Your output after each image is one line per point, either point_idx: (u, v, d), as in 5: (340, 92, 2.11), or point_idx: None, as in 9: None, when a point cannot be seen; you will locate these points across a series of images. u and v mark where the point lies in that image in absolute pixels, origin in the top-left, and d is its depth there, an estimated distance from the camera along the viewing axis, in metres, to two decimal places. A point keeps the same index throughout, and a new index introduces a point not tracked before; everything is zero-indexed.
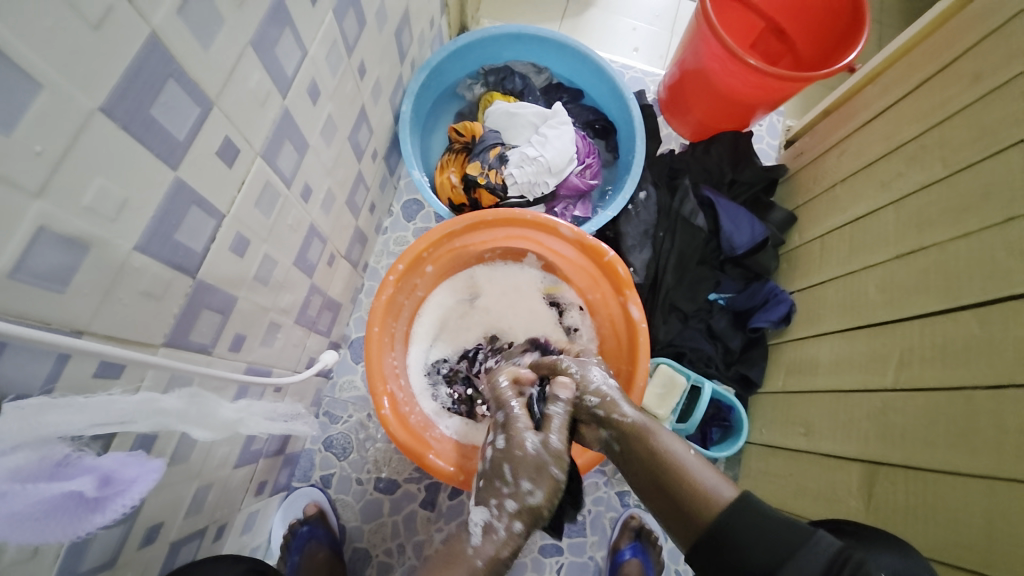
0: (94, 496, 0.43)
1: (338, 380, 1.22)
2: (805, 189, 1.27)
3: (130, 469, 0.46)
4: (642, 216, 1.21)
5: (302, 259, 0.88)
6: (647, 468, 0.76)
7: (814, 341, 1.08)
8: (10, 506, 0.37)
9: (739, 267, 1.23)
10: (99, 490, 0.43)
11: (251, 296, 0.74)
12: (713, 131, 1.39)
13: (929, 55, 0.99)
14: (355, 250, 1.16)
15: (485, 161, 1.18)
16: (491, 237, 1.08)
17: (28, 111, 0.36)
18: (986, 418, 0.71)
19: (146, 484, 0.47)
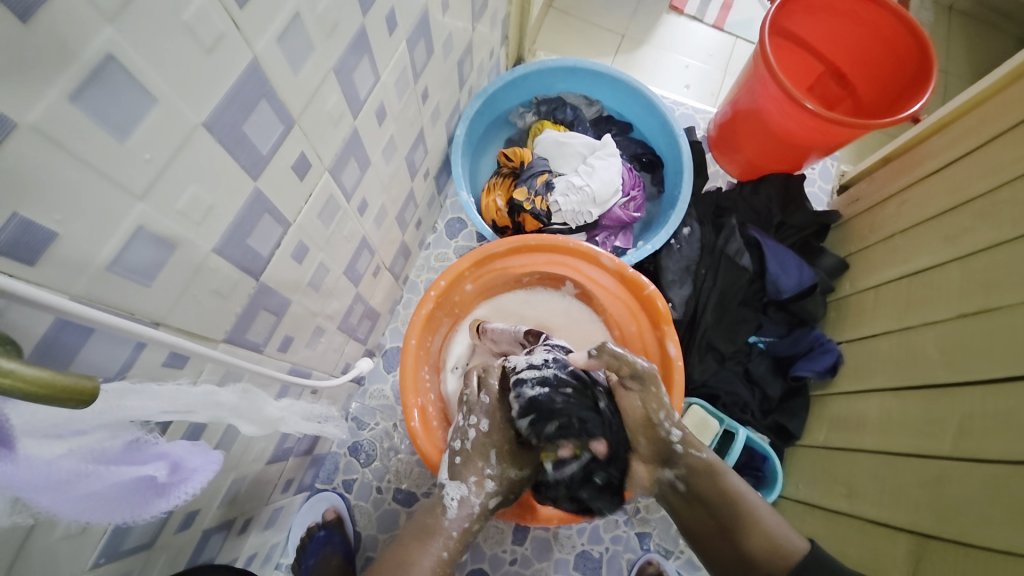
0: (163, 482, 0.45)
1: (369, 387, 1.25)
2: (858, 237, 1.23)
3: (195, 458, 0.49)
4: (684, 251, 1.19)
5: (351, 269, 0.92)
6: (710, 495, 0.86)
7: (863, 397, 1.02)
8: (88, 486, 0.39)
9: (782, 311, 1.18)
10: (168, 476, 0.46)
11: (303, 300, 0.77)
12: (763, 171, 1.37)
13: (1005, 109, 0.95)
14: (398, 262, 1.20)
15: (532, 186, 1.21)
16: (531, 260, 1.10)
17: (143, 123, 0.40)
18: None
19: (206, 475, 0.49)
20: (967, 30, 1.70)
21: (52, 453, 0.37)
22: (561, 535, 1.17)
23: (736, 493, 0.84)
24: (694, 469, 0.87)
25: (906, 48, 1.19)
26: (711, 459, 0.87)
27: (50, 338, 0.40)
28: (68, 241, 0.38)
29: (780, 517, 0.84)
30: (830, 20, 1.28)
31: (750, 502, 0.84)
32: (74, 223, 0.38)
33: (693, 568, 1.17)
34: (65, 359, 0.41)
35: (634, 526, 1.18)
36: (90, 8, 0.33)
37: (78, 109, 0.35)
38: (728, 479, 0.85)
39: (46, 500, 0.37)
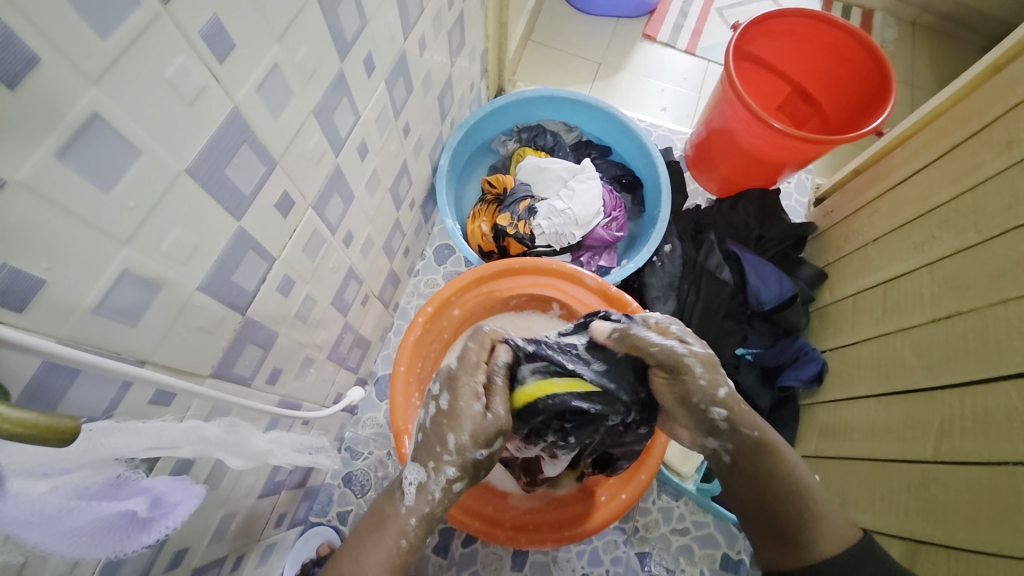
0: (145, 517, 0.45)
1: (362, 416, 1.25)
2: (835, 247, 1.26)
3: (177, 492, 0.49)
4: (667, 268, 1.21)
5: (338, 300, 0.94)
6: (749, 478, 0.79)
7: (849, 404, 1.03)
8: (73, 521, 0.40)
9: (767, 321, 1.20)
10: (149, 511, 0.46)
11: (290, 333, 0.79)
12: (740, 187, 1.41)
13: (959, 121, 1.00)
14: (387, 290, 1.22)
15: (515, 212, 1.24)
16: (517, 283, 1.13)
17: (128, 174, 0.42)
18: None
19: (189, 509, 0.49)
20: (927, 47, 1.79)
21: (37, 490, 0.39)
22: (561, 558, 1.16)
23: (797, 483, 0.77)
24: (740, 450, 0.79)
25: (866, 67, 1.26)
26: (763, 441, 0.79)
27: (36, 382, 0.41)
28: (55, 287, 0.40)
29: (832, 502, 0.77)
30: (792, 45, 1.34)
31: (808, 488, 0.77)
32: (61, 272, 0.40)
33: None
34: (50, 401, 0.43)
35: (634, 547, 1.17)
36: (75, 73, 0.36)
37: (63, 164, 0.37)
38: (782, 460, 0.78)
39: (35, 535, 0.37)
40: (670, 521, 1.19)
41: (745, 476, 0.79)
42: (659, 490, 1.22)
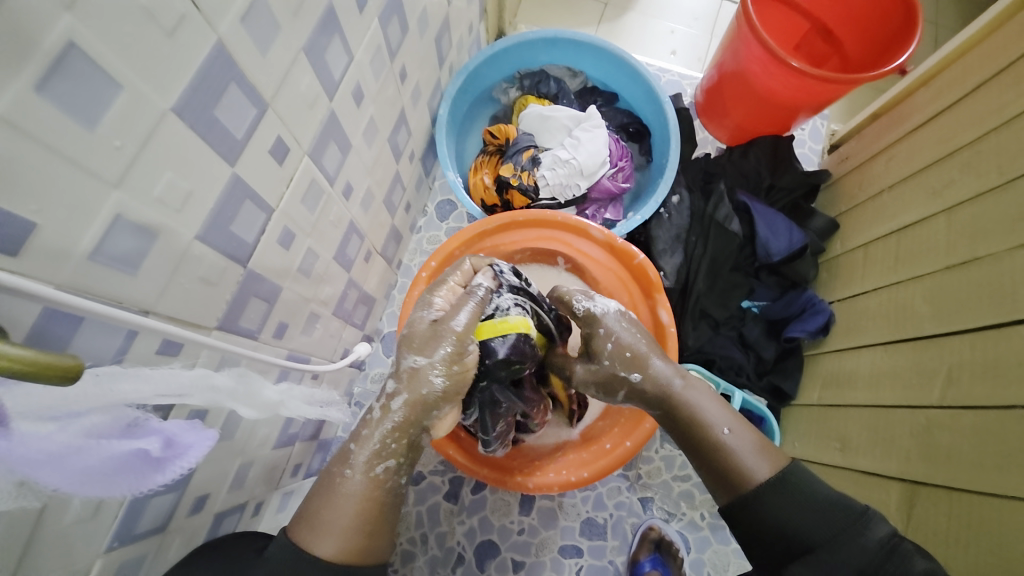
0: (158, 457, 0.46)
1: (370, 372, 1.27)
2: (848, 195, 1.22)
3: (189, 435, 0.50)
4: (674, 220, 1.18)
5: (341, 255, 0.93)
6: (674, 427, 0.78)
7: (855, 354, 1.03)
8: (85, 460, 0.41)
9: (775, 274, 1.19)
10: (163, 451, 0.47)
11: (294, 288, 0.78)
12: (752, 136, 1.36)
13: (989, 56, 0.94)
14: (389, 247, 1.20)
15: (518, 163, 1.20)
16: (521, 237, 1.10)
17: (111, 111, 0.40)
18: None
19: (202, 451, 0.50)
20: None
21: (46, 431, 0.39)
22: (566, 503, 1.20)
23: (712, 429, 0.74)
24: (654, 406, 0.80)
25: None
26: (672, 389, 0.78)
27: (39, 329, 0.40)
28: (48, 232, 0.38)
29: (751, 446, 0.71)
30: None
31: (721, 437, 0.73)
32: (54, 216, 0.38)
33: (695, 528, 1.20)
34: (55, 350, 0.42)
35: (637, 491, 1.22)
36: None
37: (42, 98, 0.35)
38: (691, 405, 0.76)
39: (47, 474, 0.38)
40: (672, 467, 1.23)
41: (673, 431, 0.78)
42: (662, 439, 1.24)
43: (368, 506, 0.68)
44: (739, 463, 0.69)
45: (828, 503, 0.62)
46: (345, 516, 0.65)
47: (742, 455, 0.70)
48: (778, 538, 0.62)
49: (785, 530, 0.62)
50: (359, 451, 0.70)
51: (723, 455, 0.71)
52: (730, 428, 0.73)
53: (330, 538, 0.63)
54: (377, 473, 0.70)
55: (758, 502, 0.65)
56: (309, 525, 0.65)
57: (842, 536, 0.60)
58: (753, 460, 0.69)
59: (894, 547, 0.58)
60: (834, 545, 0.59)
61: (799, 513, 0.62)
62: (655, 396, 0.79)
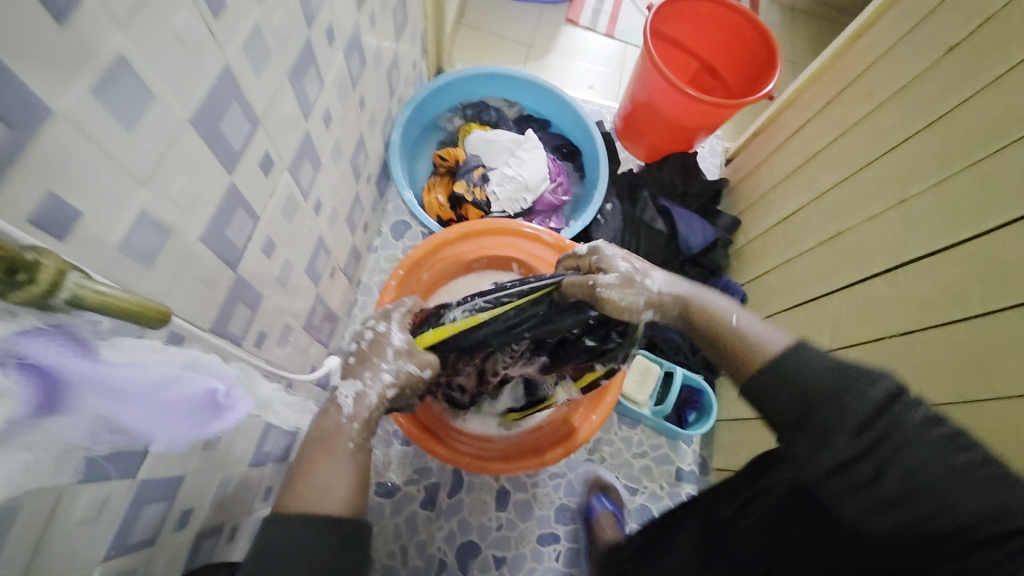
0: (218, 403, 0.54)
1: (335, 392, 1.27)
2: (744, 198, 1.47)
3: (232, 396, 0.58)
4: (610, 225, 1.35)
5: (311, 268, 0.98)
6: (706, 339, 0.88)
7: (766, 324, 1.24)
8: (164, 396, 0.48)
9: (696, 265, 1.37)
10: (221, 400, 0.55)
11: (273, 296, 0.82)
12: (664, 153, 1.59)
13: (832, 82, 1.24)
14: (350, 265, 1.25)
15: (470, 180, 1.33)
16: (478, 246, 1.21)
17: (145, 118, 0.46)
18: (940, 284, 0.84)
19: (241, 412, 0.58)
20: (805, 29, 2.09)
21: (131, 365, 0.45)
22: (540, 493, 1.27)
23: (726, 319, 0.86)
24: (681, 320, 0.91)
25: (756, 44, 1.47)
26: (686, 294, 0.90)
27: None
28: (87, 222, 0.43)
29: (756, 330, 0.82)
30: (696, 25, 1.54)
31: (731, 324, 0.85)
32: (91, 208, 0.43)
33: (657, 499, 1.30)
34: None
35: (601, 472, 1.31)
36: (107, 16, 0.39)
37: (97, 102, 0.40)
38: (712, 312, 0.88)
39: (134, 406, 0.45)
40: (630, 447, 1.35)
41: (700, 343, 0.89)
42: (618, 423, 1.37)
43: (359, 479, 0.75)
44: (751, 340, 0.81)
45: (830, 369, 0.71)
46: (343, 484, 0.73)
47: (759, 335, 0.81)
48: (783, 400, 0.72)
49: (801, 380, 0.71)
50: (348, 424, 0.78)
51: (742, 339, 0.82)
52: (738, 317, 0.86)
53: (332, 501, 0.70)
54: (360, 448, 0.78)
55: (784, 360, 0.75)
56: (300, 495, 0.70)
57: (843, 392, 0.67)
58: (771, 336, 0.81)
59: (889, 406, 0.65)
60: (834, 395, 0.68)
61: (805, 372, 0.72)
62: (669, 302, 0.89)
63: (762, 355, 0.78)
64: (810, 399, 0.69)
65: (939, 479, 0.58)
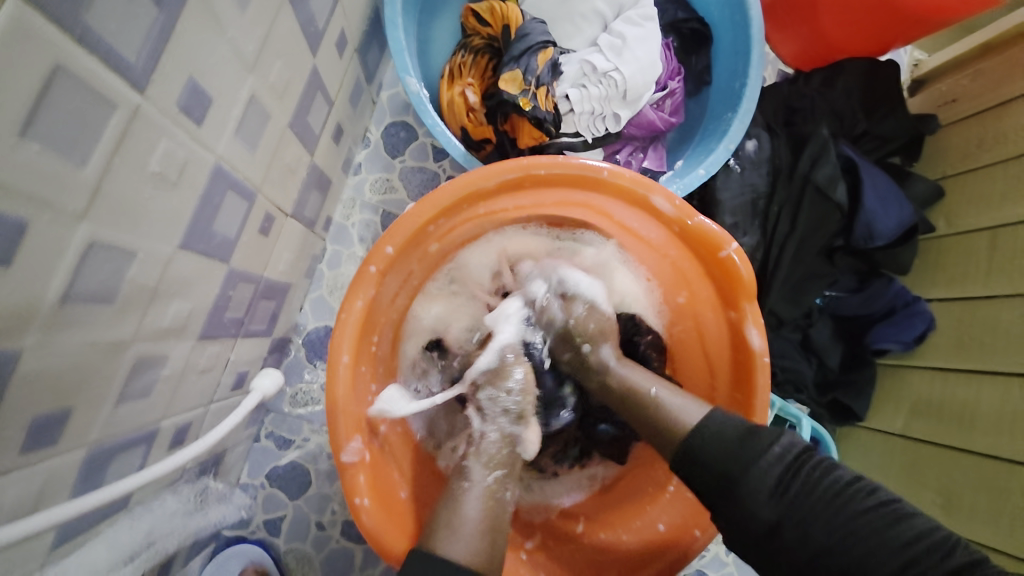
0: None
1: (287, 389, 0.80)
2: (962, 153, 0.88)
3: None
4: (748, 176, 0.82)
5: (198, 238, 0.47)
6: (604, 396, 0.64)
7: (973, 380, 0.78)
8: None
9: (853, 257, 0.87)
10: None
11: (45, 338, 0.34)
12: (838, 56, 0.91)
13: None
14: (312, 200, 0.73)
15: (531, 69, 0.73)
16: (535, 201, 0.65)
17: None
18: None
19: None
20: None
21: None
22: None
23: (642, 391, 0.59)
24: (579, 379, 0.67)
25: None
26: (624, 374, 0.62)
27: None
28: None
29: (669, 394, 0.58)
30: None
31: (646, 398, 0.58)
32: None
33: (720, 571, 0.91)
34: None
35: None
36: None
37: None
38: (632, 382, 0.60)
39: None
40: None
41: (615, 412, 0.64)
42: None
43: (492, 526, 0.53)
44: (671, 412, 0.56)
45: (737, 436, 0.52)
46: (471, 522, 0.52)
47: (674, 412, 0.56)
48: (718, 475, 0.51)
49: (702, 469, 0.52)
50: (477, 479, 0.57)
51: (667, 414, 0.56)
52: (659, 387, 0.59)
53: (460, 539, 0.50)
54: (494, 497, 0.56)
55: (697, 445, 0.52)
56: (431, 534, 0.51)
57: (748, 465, 0.49)
58: (686, 406, 0.56)
59: (802, 461, 0.49)
60: (737, 471, 0.50)
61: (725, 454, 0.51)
62: (614, 390, 0.62)
63: (682, 437, 0.54)
64: (704, 473, 0.51)
65: (831, 518, 0.46)
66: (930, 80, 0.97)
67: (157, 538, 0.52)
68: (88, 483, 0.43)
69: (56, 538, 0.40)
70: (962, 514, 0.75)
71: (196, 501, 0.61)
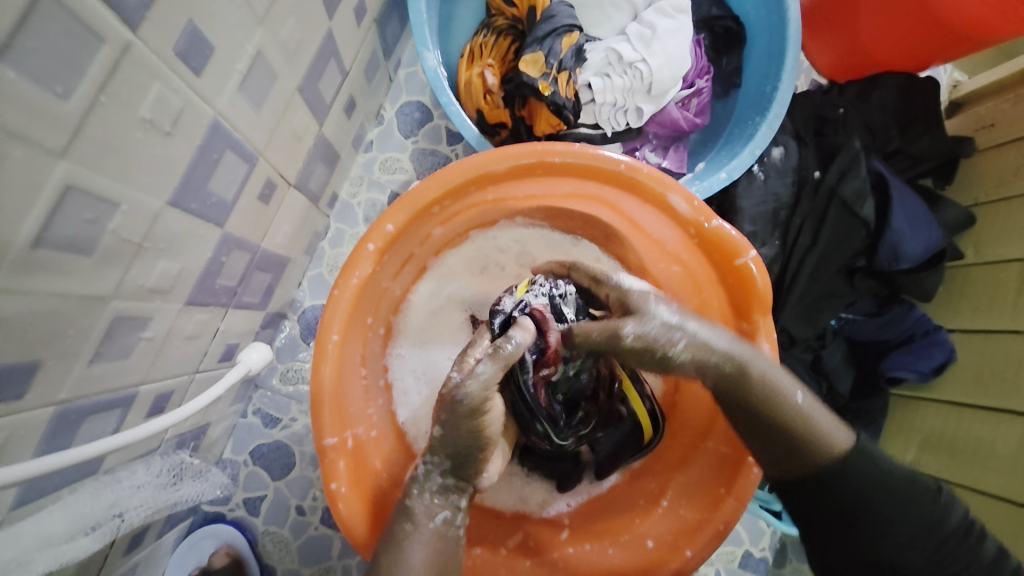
0: None
1: (280, 366, 0.78)
2: (998, 179, 0.83)
3: None
4: (772, 185, 0.79)
5: (191, 197, 0.44)
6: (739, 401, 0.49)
7: (990, 419, 0.74)
8: None
9: (873, 278, 0.83)
10: None
11: (13, 284, 0.32)
12: (876, 69, 0.87)
13: None
14: (317, 173, 0.70)
15: (553, 52, 0.71)
16: (545, 191, 0.62)
17: None
18: None
19: None
20: None
21: None
22: None
23: (785, 400, 0.48)
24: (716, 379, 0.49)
25: None
26: (740, 355, 0.49)
27: None
28: None
29: (818, 408, 0.50)
30: None
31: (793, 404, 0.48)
32: None
33: None
34: None
35: None
36: None
37: None
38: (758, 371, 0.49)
39: None
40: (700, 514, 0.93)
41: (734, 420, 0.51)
42: None
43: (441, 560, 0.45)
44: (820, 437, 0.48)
45: (899, 481, 0.48)
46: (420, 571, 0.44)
47: (827, 434, 0.48)
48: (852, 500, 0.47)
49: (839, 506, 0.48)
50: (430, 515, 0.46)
51: (813, 433, 0.48)
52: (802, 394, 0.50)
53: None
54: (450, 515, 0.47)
55: (839, 481, 0.48)
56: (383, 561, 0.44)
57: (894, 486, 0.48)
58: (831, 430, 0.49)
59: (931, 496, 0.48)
60: (871, 495, 0.47)
61: (882, 491, 0.47)
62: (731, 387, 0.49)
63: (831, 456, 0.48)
64: (841, 494, 0.48)
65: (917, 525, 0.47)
66: (969, 101, 0.91)
67: (126, 509, 0.48)
68: (54, 443, 0.41)
69: (15, 499, 0.39)
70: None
71: (171, 475, 0.57)
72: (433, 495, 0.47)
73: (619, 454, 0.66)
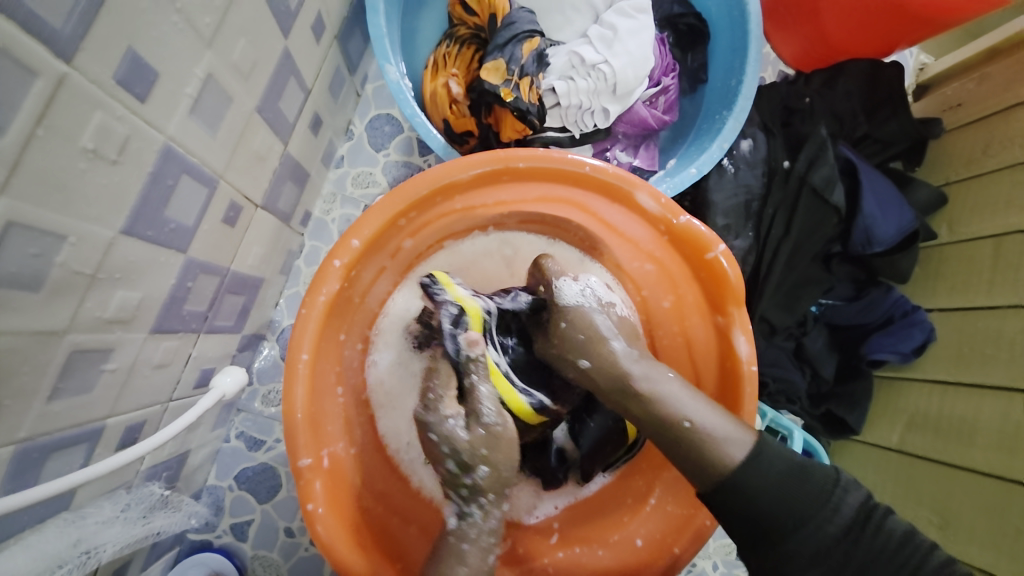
0: None
1: (261, 387, 0.77)
2: (967, 158, 0.84)
3: None
4: (743, 177, 0.79)
5: (147, 224, 0.44)
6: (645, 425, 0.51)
7: (974, 397, 0.74)
8: None
9: (850, 263, 0.84)
10: None
11: None
12: (840, 57, 0.88)
13: None
14: (287, 192, 0.70)
15: (514, 57, 0.71)
16: (512, 197, 0.62)
17: None
18: None
19: None
20: None
21: None
22: None
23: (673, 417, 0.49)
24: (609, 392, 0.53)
25: None
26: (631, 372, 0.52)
27: None
28: None
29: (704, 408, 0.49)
30: None
31: (679, 428, 0.48)
32: None
33: None
34: None
35: None
36: None
37: None
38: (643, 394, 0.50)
39: None
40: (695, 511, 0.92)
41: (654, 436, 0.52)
42: None
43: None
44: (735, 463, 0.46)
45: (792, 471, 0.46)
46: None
47: (716, 445, 0.47)
48: (763, 514, 0.45)
49: (750, 520, 0.45)
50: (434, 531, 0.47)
51: (705, 447, 0.47)
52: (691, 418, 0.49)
53: None
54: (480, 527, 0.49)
55: (739, 489, 0.45)
56: None
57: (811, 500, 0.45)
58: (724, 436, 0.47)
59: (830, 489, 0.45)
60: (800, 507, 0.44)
61: (782, 497, 0.44)
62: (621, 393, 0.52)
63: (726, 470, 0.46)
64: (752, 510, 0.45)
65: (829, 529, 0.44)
66: (935, 83, 0.93)
67: (95, 545, 0.48)
68: (17, 483, 0.40)
69: None
70: (959, 534, 0.71)
71: (143, 509, 0.56)
72: (487, 528, 0.49)
73: (602, 451, 0.64)
